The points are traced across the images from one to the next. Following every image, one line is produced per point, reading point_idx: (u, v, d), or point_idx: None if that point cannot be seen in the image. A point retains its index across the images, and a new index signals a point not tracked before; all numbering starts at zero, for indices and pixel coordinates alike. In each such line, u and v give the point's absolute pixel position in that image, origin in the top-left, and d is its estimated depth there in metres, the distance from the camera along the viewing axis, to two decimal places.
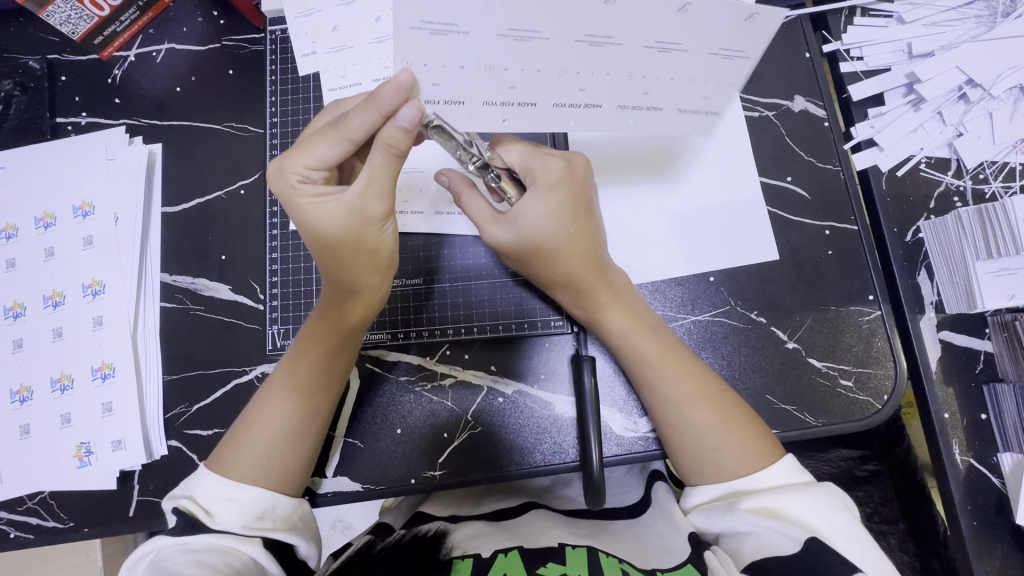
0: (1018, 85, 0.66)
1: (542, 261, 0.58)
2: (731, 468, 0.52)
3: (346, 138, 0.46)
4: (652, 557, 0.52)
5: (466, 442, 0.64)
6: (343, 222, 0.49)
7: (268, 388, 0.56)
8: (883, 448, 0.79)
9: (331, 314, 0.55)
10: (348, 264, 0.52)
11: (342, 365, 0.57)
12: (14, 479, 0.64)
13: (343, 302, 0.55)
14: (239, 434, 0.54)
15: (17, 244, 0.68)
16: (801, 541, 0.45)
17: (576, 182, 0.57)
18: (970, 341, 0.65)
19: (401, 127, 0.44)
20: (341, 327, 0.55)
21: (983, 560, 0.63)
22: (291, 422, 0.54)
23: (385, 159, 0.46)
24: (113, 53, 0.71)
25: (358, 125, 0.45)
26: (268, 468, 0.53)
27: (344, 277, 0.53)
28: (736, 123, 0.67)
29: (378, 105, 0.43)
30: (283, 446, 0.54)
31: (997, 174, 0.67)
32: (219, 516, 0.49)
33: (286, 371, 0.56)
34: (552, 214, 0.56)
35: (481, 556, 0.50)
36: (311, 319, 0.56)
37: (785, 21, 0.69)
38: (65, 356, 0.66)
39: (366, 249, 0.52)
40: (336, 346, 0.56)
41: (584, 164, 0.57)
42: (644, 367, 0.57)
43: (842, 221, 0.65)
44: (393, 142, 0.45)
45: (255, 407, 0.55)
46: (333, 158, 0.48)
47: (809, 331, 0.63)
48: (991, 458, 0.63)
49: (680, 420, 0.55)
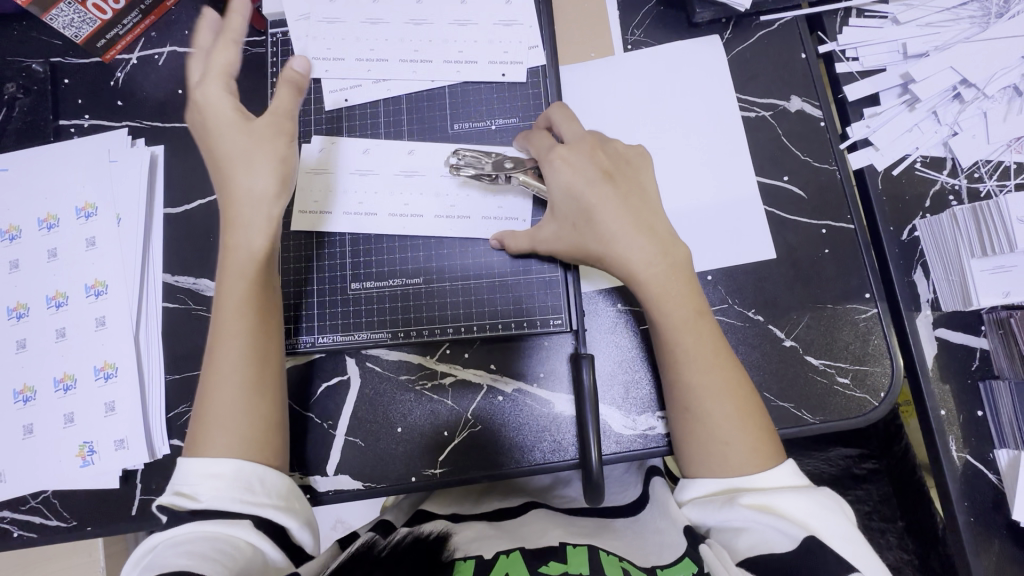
0: (1011, 85, 0.67)
1: (578, 233, 0.59)
2: (734, 463, 0.53)
3: (234, 41, 0.57)
4: (651, 556, 0.52)
5: (466, 440, 0.64)
6: (258, 132, 0.56)
7: (208, 355, 0.54)
8: (881, 446, 0.79)
9: (236, 250, 0.55)
10: (257, 160, 0.55)
11: (272, 301, 0.57)
12: (17, 479, 0.65)
13: (254, 211, 0.55)
14: (204, 406, 0.53)
15: (21, 246, 0.68)
16: (798, 539, 0.46)
17: (587, 154, 0.60)
18: (966, 338, 0.66)
19: (297, 72, 0.57)
20: (261, 251, 0.56)
21: (980, 556, 0.63)
22: (246, 372, 0.54)
23: (286, 89, 0.57)
24: (116, 57, 0.72)
25: (228, 54, 0.57)
26: (240, 432, 0.52)
27: (257, 185, 0.55)
28: (732, 123, 0.68)
29: (230, 28, 0.57)
30: (243, 401, 0.53)
31: (993, 172, 0.67)
32: (204, 496, 0.49)
33: (217, 331, 0.55)
34: (570, 181, 0.59)
35: (483, 557, 0.51)
36: (223, 263, 0.56)
37: (782, 22, 0.70)
38: (68, 356, 0.66)
39: (277, 159, 0.56)
40: (259, 272, 0.56)
41: (591, 139, 0.61)
42: (676, 351, 0.56)
43: (839, 220, 0.65)
44: (289, 78, 0.57)
45: (205, 378, 0.54)
46: (226, 65, 0.57)
47: (807, 328, 0.64)
48: (987, 454, 0.64)
49: (695, 408, 0.55)
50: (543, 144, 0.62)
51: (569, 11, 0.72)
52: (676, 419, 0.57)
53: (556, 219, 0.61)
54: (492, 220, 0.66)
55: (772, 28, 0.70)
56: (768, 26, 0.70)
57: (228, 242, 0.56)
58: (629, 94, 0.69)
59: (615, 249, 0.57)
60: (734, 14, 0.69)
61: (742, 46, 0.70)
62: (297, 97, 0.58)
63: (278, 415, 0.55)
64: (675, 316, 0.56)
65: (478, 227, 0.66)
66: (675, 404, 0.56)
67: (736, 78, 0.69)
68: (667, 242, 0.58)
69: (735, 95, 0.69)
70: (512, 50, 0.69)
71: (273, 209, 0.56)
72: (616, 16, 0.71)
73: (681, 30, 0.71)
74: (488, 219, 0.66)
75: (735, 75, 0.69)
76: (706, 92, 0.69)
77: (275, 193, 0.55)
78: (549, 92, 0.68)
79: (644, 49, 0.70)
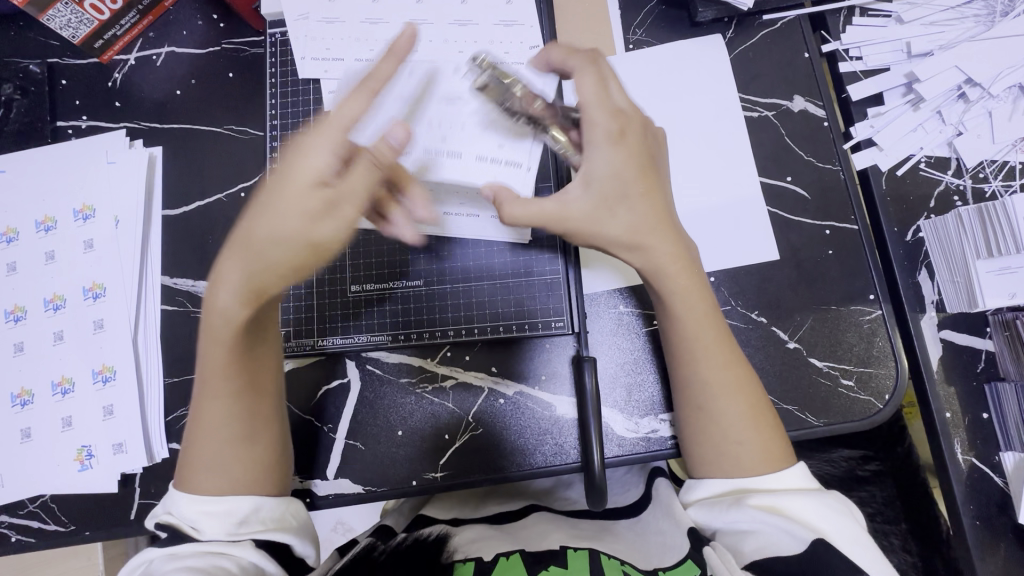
0: (1017, 84, 0.66)
1: (615, 220, 0.53)
2: (746, 463, 0.52)
3: (368, 90, 0.49)
4: (652, 558, 0.52)
5: (468, 443, 0.63)
6: (301, 202, 0.46)
7: (195, 406, 0.53)
8: (884, 448, 0.79)
9: (223, 314, 0.50)
10: (274, 242, 0.47)
11: (257, 353, 0.54)
12: (15, 483, 0.64)
13: (255, 281, 0.48)
14: (193, 447, 0.52)
15: (18, 248, 0.68)
16: (807, 542, 0.45)
17: (638, 137, 0.55)
18: (970, 340, 0.65)
19: (393, 144, 0.49)
20: (252, 310, 0.49)
21: (986, 559, 0.62)
22: (233, 428, 0.52)
23: (365, 167, 0.48)
24: (113, 57, 0.71)
25: (352, 105, 0.48)
26: (228, 483, 0.51)
27: (268, 258, 0.47)
28: (735, 122, 0.67)
29: (362, 69, 0.49)
30: (232, 455, 0.52)
31: (997, 172, 0.67)
32: (202, 529, 0.49)
33: (205, 380, 0.52)
34: (622, 166, 0.53)
35: (483, 559, 0.50)
36: (210, 314, 0.51)
37: (785, 21, 0.69)
38: (65, 359, 0.66)
39: (304, 239, 0.46)
40: (248, 327, 0.51)
41: (643, 120, 0.56)
42: (695, 349, 0.55)
43: (843, 221, 0.65)
44: (379, 157, 0.49)
45: (196, 418, 0.53)
46: (352, 119, 0.48)
47: (811, 330, 0.63)
48: (993, 457, 0.63)
49: (709, 406, 0.54)
50: (599, 116, 0.53)
51: (571, 11, 0.71)
52: (688, 417, 0.56)
53: (596, 197, 0.53)
54: (498, 166, 0.59)
55: (774, 28, 0.69)
56: (770, 25, 0.69)
57: (210, 301, 0.50)
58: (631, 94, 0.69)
59: (647, 242, 0.54)
60: (737, 13, 0.69)
61: (745, 45, 0.69)
62: (372, 176, 0.48)
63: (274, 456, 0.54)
64: (692, 313, 0.55)
65: (475, 166, 0.59)
66: (689, 403, 0.56)
67: (739, 78, 0.69)
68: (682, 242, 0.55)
69: (738, 95, 0.68)
70: (512, 51, 0.67)
71: (274, 288, 0.48)
72: (617, 16, 0.71)
73: (683, 29, 0.70)
74: (487, 160, 0.59)
75: (737, 75, 0.69)
76: (709, 92, 0.68)
77: (281, 273, 0.47)
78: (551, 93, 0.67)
79: (646, 49, 0.70)
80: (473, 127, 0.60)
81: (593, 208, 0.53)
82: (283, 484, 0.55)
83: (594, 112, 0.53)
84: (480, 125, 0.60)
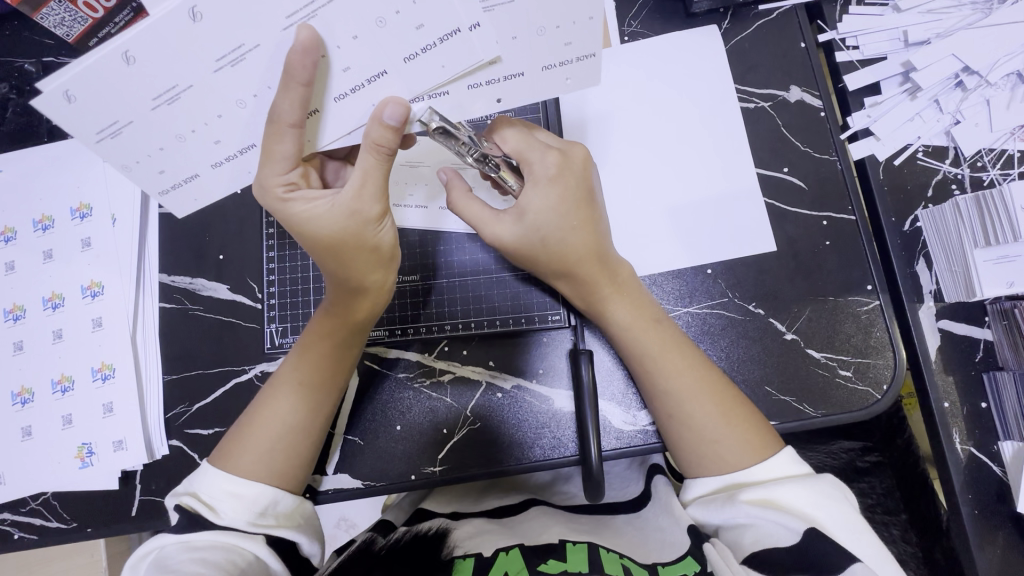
0: (1016, 71, 0.66)
1: (549, 249, 0.57)
2: (730, 461, 0.53)
3: (286, 125, 0.43)
4: (652, 552, 0.51)
5: (466, 438, 0.64)
6: (341, 223, 0.49)
7: (271, 388, 0.56)
8: (885, 439, 0.78)
9: (337, 309, 0.55)
10: (352, 264, 0.51)
11: (350, 356, 0.57)
12: (15, 481, 0.65)
13: (350, 300, 0.54)
14: (243, 430, 0.55)
15: (15, 247, 0.68)
16: (800, 533, 0.45)
17: (576, 176, 0.57)
18: (969, 329, 0.65)
19: (388, 125, 0.44)
20: (349, 324, 0.55)
21: (983, 548, 0.62)
22: (295, 418, 0.55)
23: (376, 159, 0.46)
24: None
25: (289, 107, 0.42)
26: (269, 463, 0.53)
27: (349, 278, 0.52)
28: (734, 113, 0.67)
29: (294, 75, 0.40)
30: (287, 442, 0.54)
31: (996, 161, 0.66)
32: (225, 513, 0.49)
33: (284, 373, 0.56)
34: (558, 206, 0.56)
35: (482, 554, 0.50)
36: (315, 320, 0.57)
37: (780, 12, 0.69)
38: (65, 357, 0.66)
39: (367, 250, 0.51)
40: (342, 342, 0.56)
41: (582, 153, 0.58)
42: (645, 361, 0.57)
43: (840, 212, 0.65)
44: (381, 140, 0.45)
45: (259, 405, 0.56)
46: (292, 151, 0.45)
47: (808, 321, 0.63)
48: (992, 446, 0.63)
49: (678, 411, 0.55)
50: (537, 157, 0.56)
51: None
52: (662, 424, 0.57)
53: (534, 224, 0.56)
54: (454, 66, 0.43)
55: (770, 18, 0.69)
56: (766, 15, 0.69)
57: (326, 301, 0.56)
58: (625, 89, 0.68)
59: (584, 272, 0.58)
60: (732, 3, 0.68)
61: (740, 36, 0.69)
62: (385, 162, 0.47)
63: (310, 457, 0.56)
64: (642, 332, 0.58)
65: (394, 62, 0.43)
66: (659, 410, 0.57)
67: (735, 69, 0.68)
68: (618, 269, 0.59)
69: (734, 86, 0.68)
70: None
71: (370, 283, 0.53)
72: (611, 8, 0.70)
73: (679, 20, 0.70)
74: (418, 58, 0.42)
75: (733, 67, 0.68)
76: (707, 83, 0.68)
77: (369, 268, 0.52)
78: (549, 113, 0.68)
79: (641, 41, 0.69)
80: (374, 34, 0.40)
81: (549, 226, 0.56)
82: (304, 484, 0.56)
83: (532, 153, 0.56)
84: (378, 18, 0.39)
